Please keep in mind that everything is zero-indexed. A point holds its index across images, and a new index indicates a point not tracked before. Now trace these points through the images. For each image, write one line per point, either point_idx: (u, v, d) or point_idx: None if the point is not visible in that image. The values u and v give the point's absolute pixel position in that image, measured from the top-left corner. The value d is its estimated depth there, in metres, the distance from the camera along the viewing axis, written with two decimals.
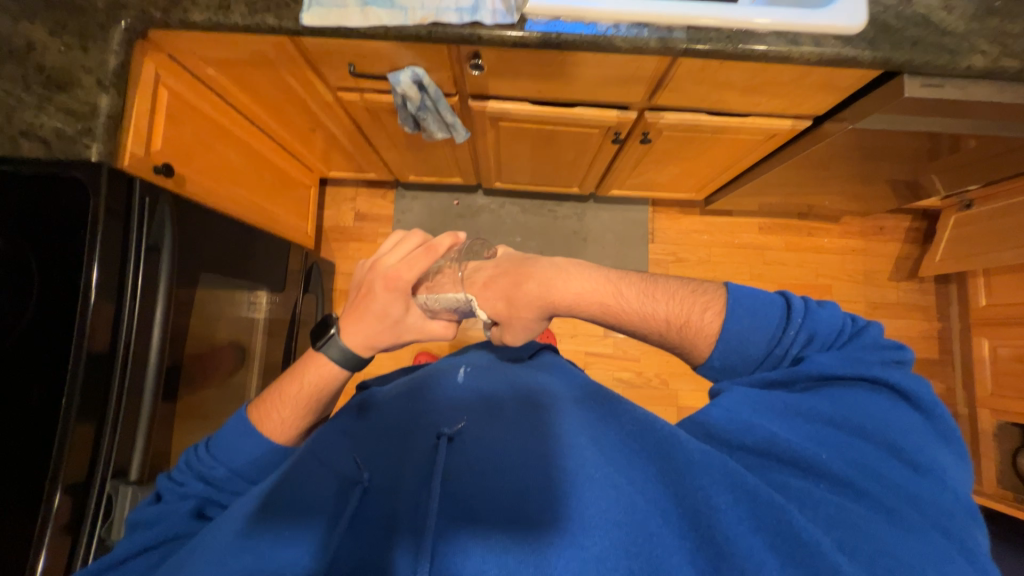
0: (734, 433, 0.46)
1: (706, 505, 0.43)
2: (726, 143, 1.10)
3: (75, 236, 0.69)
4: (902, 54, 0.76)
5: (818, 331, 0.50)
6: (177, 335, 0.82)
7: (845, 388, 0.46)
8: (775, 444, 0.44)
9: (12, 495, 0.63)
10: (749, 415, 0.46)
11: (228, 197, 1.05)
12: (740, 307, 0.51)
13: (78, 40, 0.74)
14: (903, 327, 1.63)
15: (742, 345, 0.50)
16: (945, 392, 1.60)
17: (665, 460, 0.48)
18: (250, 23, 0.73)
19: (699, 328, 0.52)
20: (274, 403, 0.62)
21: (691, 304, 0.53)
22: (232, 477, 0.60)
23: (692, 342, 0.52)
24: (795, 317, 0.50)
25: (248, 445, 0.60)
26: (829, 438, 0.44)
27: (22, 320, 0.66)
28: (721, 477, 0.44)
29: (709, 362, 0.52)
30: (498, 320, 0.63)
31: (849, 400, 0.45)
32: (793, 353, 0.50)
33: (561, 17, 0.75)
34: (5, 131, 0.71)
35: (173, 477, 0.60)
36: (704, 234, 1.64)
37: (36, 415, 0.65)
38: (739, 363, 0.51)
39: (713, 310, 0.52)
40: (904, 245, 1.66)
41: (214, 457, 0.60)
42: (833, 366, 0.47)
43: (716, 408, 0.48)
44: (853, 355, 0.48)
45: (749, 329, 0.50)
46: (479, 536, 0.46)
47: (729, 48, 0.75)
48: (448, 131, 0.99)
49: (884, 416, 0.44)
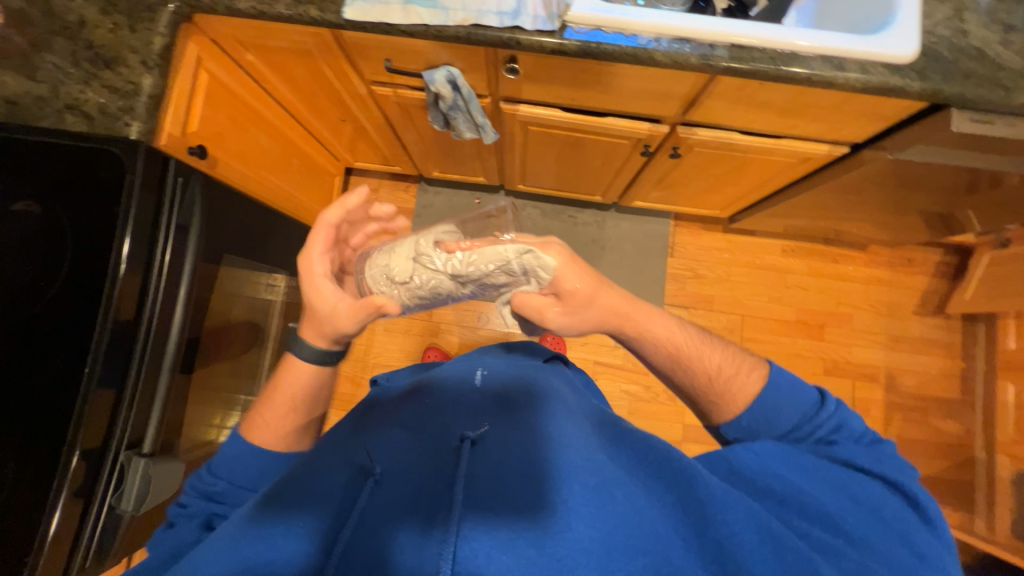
0: (759, 477, 0.53)
1: (729, 540, 0.47)
2: (758, 163, 1.08)
3: (110, 209, 0.71)
4: (952, 86, 0.74)
5: (846, 423, 0.58)
6: (199, 307, 0.83)
7: (869, 480, 0.53)
8: (799, 495, 0.51)
9: (33, 455, 0.65)
10: (776, 465, 0.54)
11: (255, 181, 1.07)
12: (782, 382, 0.60)
13: (127, 20, 0.76)
14: (923, 363, 1.58)
15: (774, 410, 0.59)
16: (963, 434, 1.55)
17: (687, 490, 0.51)
18: (293, 13, 0.74)
19: (743, 385, 0.61)
20: (267, 414, 0.64)
21: (740, 366, 0.63)
22: (236, 489, 0.60)
23: (733, 397, 0.61)
24: (827, 405, 0.59)
25: (250, 459, 0.62)
26: (847, 505, 0.51)
27: (54, 288, 0.69)
28: (746, 518, 0.49)
29: (738, 421, 0.60)
30: (558, 296, 0.60)
31: (865, 486, 0.52)
32: (821, 435, 0.57)
33: (602, 27, 0.74)
34: (51, 104, 0.73)
35: (180, 500, 0.61)
36: (726, 252, 1.61)
37: (61, 382, 0.67)
38: (765, 429, 0.59)
39: (757, 375, 0.62)
40: (933, 279, 1.61)
41: (213, 475, 0.61)
42: (858, 456, 0.55)
43: (744, 450, 0.55)
44: (878, 455, 0.56)
45: (784, 401, 0.59)
46: (500, 538, 0.44)
47: (772, 68, 0.74)
48: (477, 132, 0.98)
49: (889, 508, 0.51)
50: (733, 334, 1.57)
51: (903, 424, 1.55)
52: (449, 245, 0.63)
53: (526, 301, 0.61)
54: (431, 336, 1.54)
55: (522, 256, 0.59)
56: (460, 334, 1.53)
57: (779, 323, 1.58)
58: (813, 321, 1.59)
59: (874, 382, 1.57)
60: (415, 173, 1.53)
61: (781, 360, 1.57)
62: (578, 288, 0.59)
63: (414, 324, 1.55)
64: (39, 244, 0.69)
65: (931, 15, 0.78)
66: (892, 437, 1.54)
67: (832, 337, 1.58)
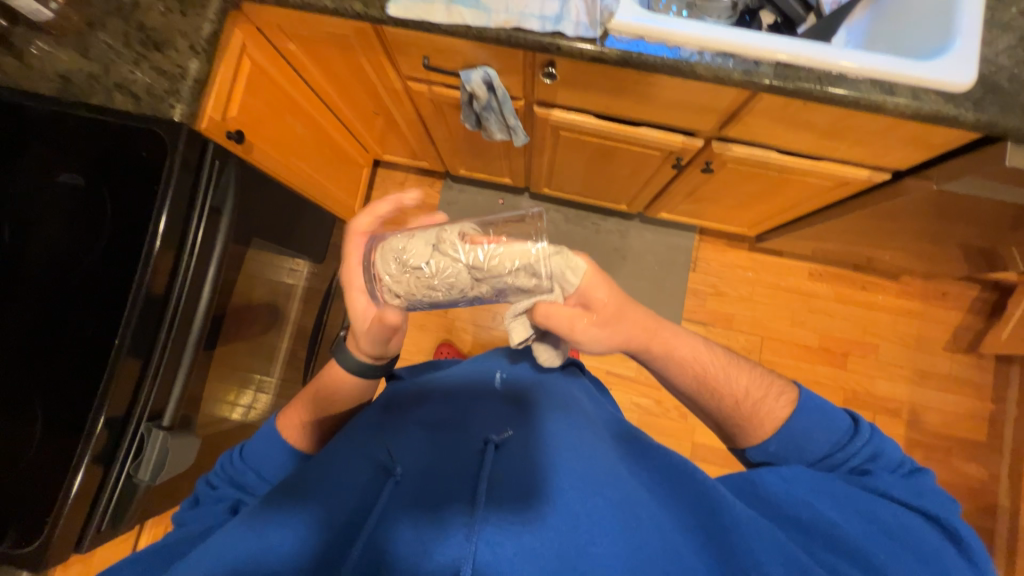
0: (786, 503, 0.52)
1: (755, 568, 0.46)
2: (792, 183, 1.05)
3: (151, 188, 0.73)
4: (1010, 119, 0.70)
5: (883, 452, 0.55)
6: (226, 285, 0.86)
7: (904, 511, 0.50)
8: (826, 526, 0.49)
9: (61, 419, 0.68)
10: (806, 494, 0.52)
11: (287, 167, 1.09)
12: (815, 405, 0.59)
13: (179, 5, 0.78)
14: (950, 402, 1.52)
15: (804, 438, 0.57)
16: (987, 479, 1.48)
17: (710, 512, 0.50)
18: (338, 6, 0.75)
19: (770, 408, 0.59)
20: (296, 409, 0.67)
21: (768, 389, 0.61)
22: (260, 481, 0.63)
23: (760, 420, 0.59)
24: (862, 431, 0.57)
25: (278, 452, 0.64)
26: (879, 539, 0.48)
27: (90, 261, 0.71)
28: (772, 548, 0.47)
29: (764, 445, 0.59)
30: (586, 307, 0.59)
31: (900, 518, 0.49)
32: (856, 464, 0.55)
33: (645, 36, 0.73)
34: (102, 82, 0.75)
35: (210, 482, 0.63)
36: (749, 271, 1.58)
37: (91, 351, 0.69)
38: (796, 455, 0.57)
39: (786, 399, 0.60)
40: (967, 315, 1.54)
41: (245, 462, 0.64)
42: (895, 488, 0.52)
43: (770, 475, 0.54)
44: (918, 486, 0.52)
45: (817, 428, 0.57)
46: (523, 543, 0.44)
47: (817, 89, 0.72)
48: (508, 133, 0.99)
49: (925, 543, 0.47)
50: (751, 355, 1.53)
51: (924, 463, 1.49)
52: (471, 237, 0.60)
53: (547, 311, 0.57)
54: (445, 332, 1.55)
55: (549, 260, 0.58)
56: (473, 333, 1.54)
57: (799, 348, 1.54)
58: (836, 349, 1.54)
59: (896, 417, 1.51)
60: (441, 169, 1.54)
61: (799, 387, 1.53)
62: (602, 303, 0.59)
63: (429, 318, 1.56)
64: (82, 217, 0.72)
65: (991, 43, 0.74)
66: None
67: (854, 367, 1.53)
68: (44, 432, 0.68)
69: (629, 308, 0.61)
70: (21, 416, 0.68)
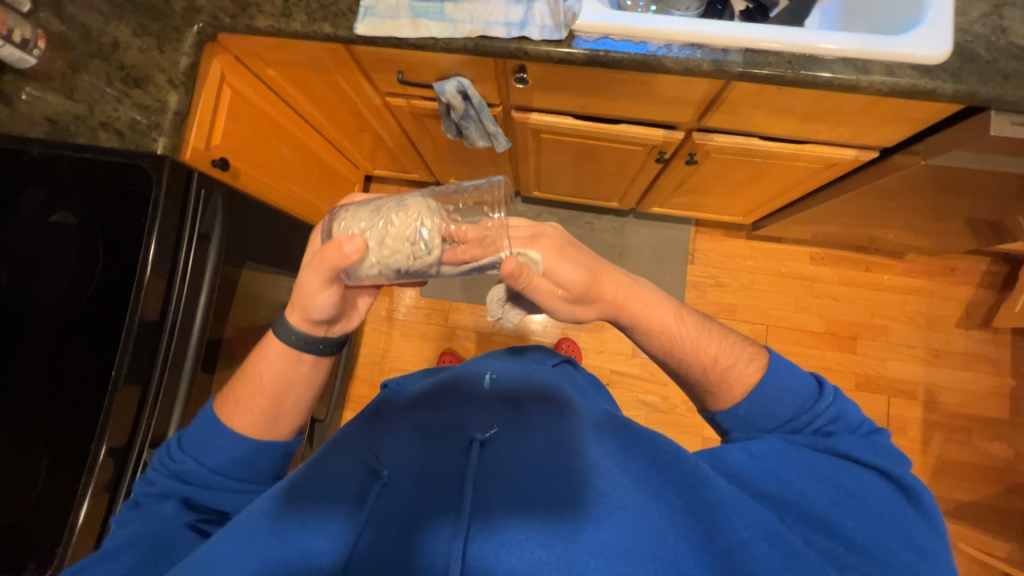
0: (758, 479, 0.51)
1: (740, 546, 0.45)
2: (779, 169, 1.04)
3: (140, 220, 0.75)
4: (991, 88, 0.69)
5: (845, 414, 0.55)
6: (220, 311, 0.87)
7: (865, 473, 0.51)
8: (800, 499, 0.49)
9: (67, 448, 0.70)
10: (776, 468, 0.51)
11: (274, 189, 1.11)
12: (781, 369, 0.58)
13: (156, 42, 0.80)
14: (967, 381, 1.47)
15: (772, 401, 0.56)
16: (1013, 457, 1.43)
17: (695, 495, 0.49)
18: (308, 30, 0.77)
19: (741, 373, 0.59)
20: (233, 395, 0.61)
21: (737, 353, 0.61)
22: (202, 472, 0.58)
23: (730, 384, 0.59)
24: (826, 395, 0.56)
25: (214, 441, 0.59)
26: (845, 503, 0.48)
27: (86, 294, 0.73)
28: (755, 523, 0.47)
29: (734, 410, 0.58)
30: (570, 290, 0.59)
31: (860, 478, 0.50)
32: (820, 426, 0.55)
33: (610, 35, 0.73)
34: (87, 121, 0.77)
35: (147, 479, 0.59)
36: (749, 260, 1.55)
37: (90, 385, 0.71)
38: (761, 420, 0.57)
39: (756, 363, 0.60)
40: (978, 290, 1.50)
41: (183, 453, 0.59)
42: (856, 448, 0.52)
43: (741, 452, 0.53)
44: (877, 445, 0.53)
45: (782, 391, 0.56)
46: (508, 538, 0.45)
47: (790, 73, 0.71)
48: (490, 140, 0.99)
49: (882, 499, 0.49)
50: None
51: (944, 444, 1.45)
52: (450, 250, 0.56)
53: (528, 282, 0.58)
54: (447, 341, 1.55)
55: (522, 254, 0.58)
56: (475, 340, 1.55)
57: (807, 335, 1.51)
58: (844, 333, 1.51)
59: (911, 399, 1.47)
60: (432, 180, 1.55)
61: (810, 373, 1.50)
62: (573, 285, 0.59)
63: (429, 328, 1.57)
64: (77, 252, 0.75)
65: (965, 12, 0.73)
66: (931, 459, 1.44)
67: (864, 350, 1.50)
68: (52, 463, 0.70)
69: (601, 279, 0.61)
70: (27, 450, 0.70)
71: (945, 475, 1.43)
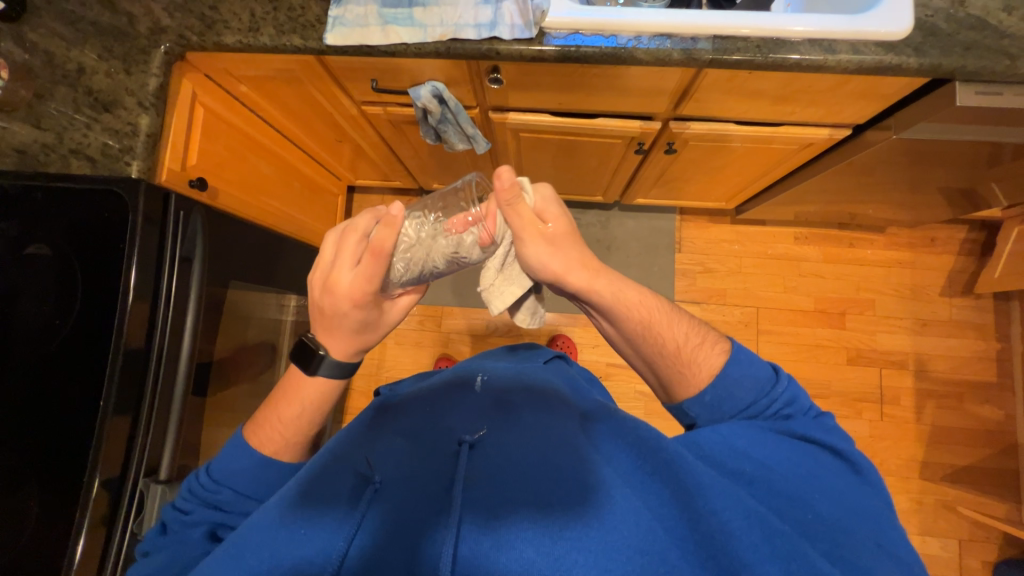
0: (727, 458, 0.51)
1: (721, 531, 0.46)
2: (758, 152, 1.05)
3: (117, 246, 0.74)
4: (953, 59, 0.71)
5: (799, 397, 0.56)
6: (208, 331, 0.86)
7: (819, 452, 0.52)
8: (770, 474, 0.50)
9: (59, 483, 0.68)
10: (744, 445, 0.52)
11: (256, 207, 1.10)
12: (742, 357, 0.58)
13: (122, 64, 0.79)
14: (955, 347, 1.50)
15: (734, 385, 0.56)
16: (1004, 419, 1.46)
17: (676, 482, 0.49)
18: (277, 43, 0.76)
19: (707, 356, 0.58)
20: (273, 422, 0.59)
21: (705, 338, 0.60)
22: (240, 498, 0.58)
23: (698, 366, 0.58)
24: (780, 379, 0.57)
25: (259, 471, 0.58)
26: (810, 481, 0.49)
27: (67, 326, 0.72)
28: (732, 504, 0.47)
29: (700, 397, 0.57)
30: (551, 221, 0.56)
31: (818, 458, 0.52)
32: (779, 410, 0.55)
33: (580, 30, 0.74)
34: (56, 149, 0.76)
35: (178, 506, 0.58)
36: (735, 244, 1.57)
37: (78, 417, 0.69)
38: (724, 405, 0.56)
39: (720, 347, 0.60)
40: (958, 258, 1.53)
41: (216, 482, 0.58)
42: (811, 429, 0.54)
43: (711, 433, 0.53)
44: (826, 426, 0.55)
45: (744, 377, 0.56)
46: (497, 538, 0.46)
47: (759, 58, 0.72)
48: (469, 142, 0.98)
49: (843, 481, 0.50)
50: (749, 327, 1.53)
51: (937, 412, 1.48)
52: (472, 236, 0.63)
53: (519, 209, 0.56)
54: (442, 346, 1.55)
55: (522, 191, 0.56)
56: (470, 344, 1.54)
57: (797, 314, 1.53)
58: (833, 310, 1.53)
59: (902, 369, 1.50)
60: (416, 186, 1.55)
61: (803, 352, 1.52)
62: (553, 220, 0.56)
63: (424, 335, 1.56)
64: (53, 285, 0.72)
65: None
66: (925, 427, 1.47)
67: (853, 325, 1.52)
68: (42, 501, 0.68)
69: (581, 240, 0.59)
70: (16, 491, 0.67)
71: (941, 441, 1.46)
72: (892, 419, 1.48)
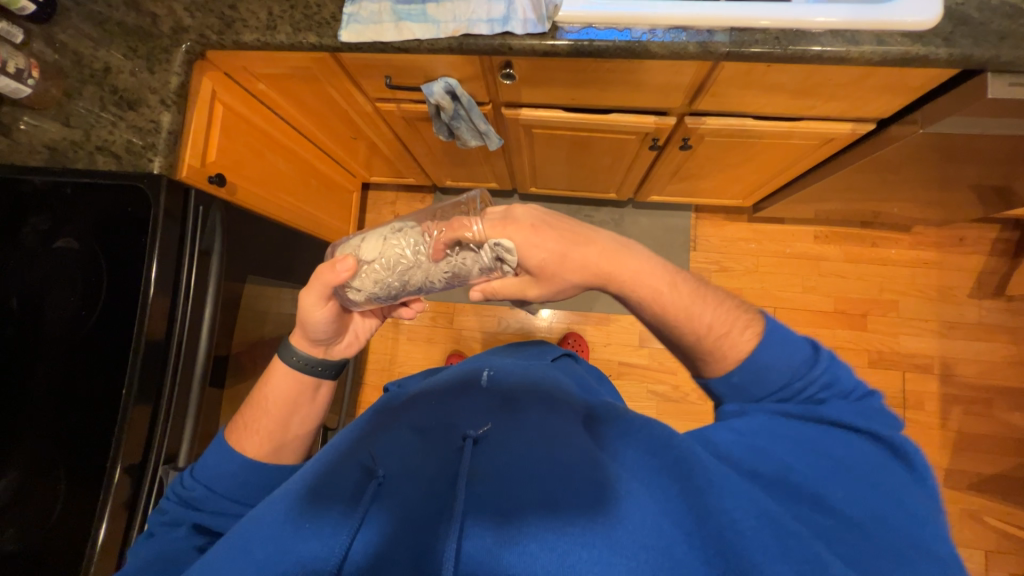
0: (743, 456, 0.50)
1: (732, 530, 0.45)
2: (776, 148, 1.02)
3: (140, 239, 0.76)
4: (985, 49, 0.68)
5: (838, 379, 0.54)
6: (226, 325, 0.88)
7: (854, 437, 0.51)
8: (787, 472, 0.48)
9: (83, 467, 0.70)
10: (762, 442, 0.51)
11: (273, 203, 1.12)
12: (777, 337, 0.56)
13: (146, 63, 0.82)
14: (984, 351, 1.44)
15: (765, 368, 0.55)
16: None
17: (687, 480, 0.48)
18: (293, 41, 0.77)
19: (734, 341, 0.57)
20: (250, 417, 0.64)
21: (733, 321, 0.58)
22: (211, 496, 0.59)
23: (723, 352, 0.57)
24: (819, 360, 0.55)
25: (230, 466, 0.60)
26: (833, 474, 0.48)
27: (91, 316, 0.74)
28: (745, 504, 0.46)
29: (727, 378, 0.57)
30: (536, 271, 0.58)
31: (847, 445, 0.50)
32: (812, 393, 0.54)
33: (593, 24, 0.73)
34: (84, 147, 0.79)
35: (162, 508, 0.60)
36: (752, 243, 1.54)
37: (99, 404, 0.72)
38: (753, 387, 0.56)
39: (752, 330, 0.57)
40: (990, 259, 1.47)
41: (195, 480, 0.60)
42: (848, 414, 0.52)
43: (727, 433, 0.53)
44: (868, 408, 0.53)
45: (778, 358, 0.55)
46: (500, 534, 0.46)
47: (778, 50, 0.70)
48: (481, 139, 0.99)
49: (877, 469, 0.49)
50: None
51: (964, 418, 1.42)
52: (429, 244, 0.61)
53: (504, 290, 0.60)
54: (454, 343, 1.56)
55: (502, 266, 0.60)
56: (481, 340, 1.55)
57: (816, 315, 1.49)
58: (854, 311, 1.49)
59: (927, 373, 1.45)
60: (429, 183, 1.56)
61: None
62: (539, 268, 0.58)
63: (436, 331, 1.57)
64: (80, 277, 0.75)
65: None
66: (951, 433, 1.42)
67: (876, 327, 1.48)
68: (67, 485, 0.70)
69: (575, 262, 0.58)
70: (42, 475, 0.70)
71: (967, 449, 1.41)
72: (915, 425, 1.43)
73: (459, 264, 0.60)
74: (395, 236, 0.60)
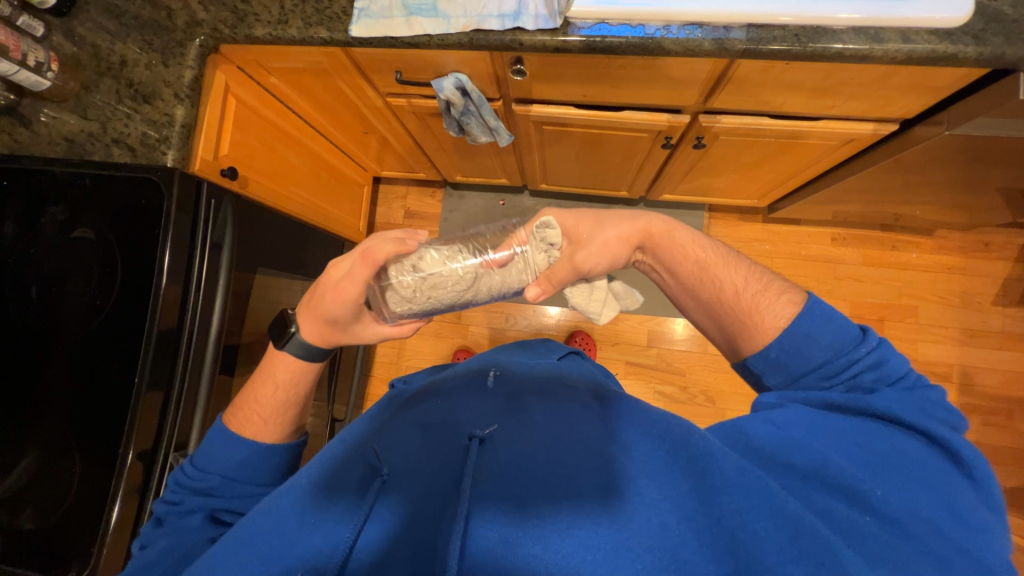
0: (777, 449, 0.49)
1: (744, 530, 0.44)
2: (794, 147, 0.99)
3: (152, 232, 0.77)
4: (1018, 48, 0.64)
5: (888, 363, 0.52)
6: (236, 312, 0.89)
7: (904, 434, 0.47)
8: (823, 467, 0.46)
9: (96, 452, 0.72)
10: (800, 433, 0.49)
11: (286, 196, 1.13)
12: (819, 309, 0.55)
13: (162, 57, 0.82)
14: (1007, 361, 1.40)
15: (805, 340, 0.54)
16: None
17: (703, 476, 0.48)
18: (304, 36, 0.78)
19: (774, 301, 0.57)
20: (250, 408, 0.65)
21: (769, 286, 0.59)
22: (226, 483, 0.61)
23: (765, 311, 0.57)
24: (868, 341, 0.53)
25: (239, 454, 0.62)
26: (874, 467, 0.46)
27: (106, 306, 0.76)
28: (759, 503, 0.45)
29: (765, 353, 0.56)
30: (571, 239, 0.66)
31: (892, 441, 0.47)
32: (864, 379, 0.51)
33: (607, 19, 0.71)
34: (101, 139, 0.80)
35: (168, 499, 0.61)
36: (766, 243, 1.51)
37: (113, 393, 0.73)
38: (794, 363, 0.54)
39: (790, 296, 0.58)
40: (1017, 265, 1.41)
41: (203, 470, 0.61)
42: (897, 406, 0.49)
43: (763, 426, 0.51)
44: (925, 401, 0.50)
45: (820, 330, 0.54)
46: (502, 537, 0.46)
47: (798, 48, 0.68)
48: (492, 135, 0.98)
49: (924, 468, 0.45)
50: None
51: (982, 429, 1.38)
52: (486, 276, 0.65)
53: (555, 272, 0.64)
54: (460, 338, 1.56)
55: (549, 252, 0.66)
56: (489, 336, 1.55)
57: None
58: (871, 316, 1.45)
59: (945, 381, 1.41)
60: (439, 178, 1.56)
61: None
62: (575, 228, 0.66)
63: (443, 326, 1.58)
64: (98, 268, 0.77)
65: None
66: None
67: (892, 334, 1.44)
68: (81, 471, 0.72)
69: (610, 220, 0.64)
70: (60, 460, 0.73)
71: None
72: None
73: (510, 280, 0.67)
74: (458, 258, 0.64)
